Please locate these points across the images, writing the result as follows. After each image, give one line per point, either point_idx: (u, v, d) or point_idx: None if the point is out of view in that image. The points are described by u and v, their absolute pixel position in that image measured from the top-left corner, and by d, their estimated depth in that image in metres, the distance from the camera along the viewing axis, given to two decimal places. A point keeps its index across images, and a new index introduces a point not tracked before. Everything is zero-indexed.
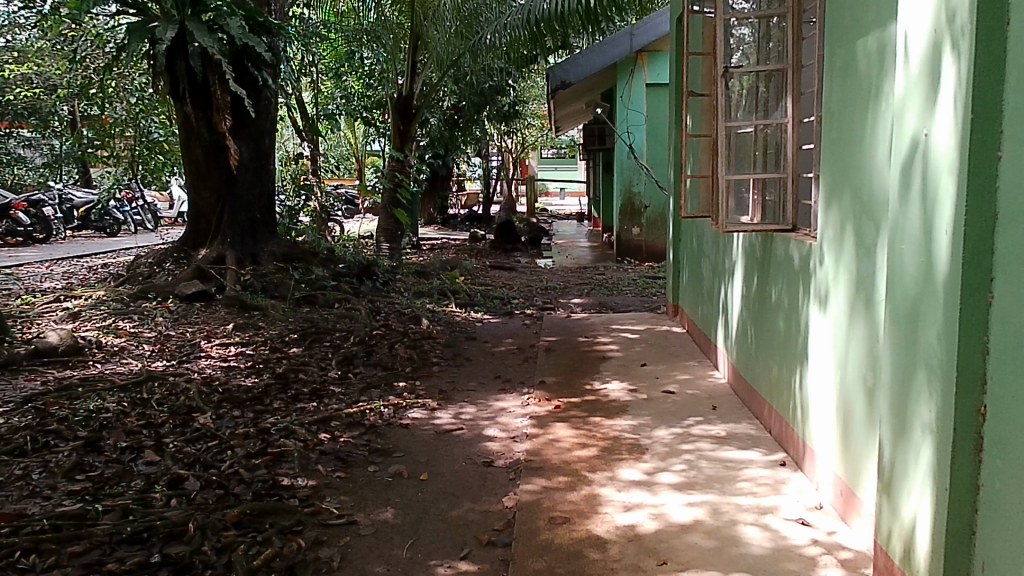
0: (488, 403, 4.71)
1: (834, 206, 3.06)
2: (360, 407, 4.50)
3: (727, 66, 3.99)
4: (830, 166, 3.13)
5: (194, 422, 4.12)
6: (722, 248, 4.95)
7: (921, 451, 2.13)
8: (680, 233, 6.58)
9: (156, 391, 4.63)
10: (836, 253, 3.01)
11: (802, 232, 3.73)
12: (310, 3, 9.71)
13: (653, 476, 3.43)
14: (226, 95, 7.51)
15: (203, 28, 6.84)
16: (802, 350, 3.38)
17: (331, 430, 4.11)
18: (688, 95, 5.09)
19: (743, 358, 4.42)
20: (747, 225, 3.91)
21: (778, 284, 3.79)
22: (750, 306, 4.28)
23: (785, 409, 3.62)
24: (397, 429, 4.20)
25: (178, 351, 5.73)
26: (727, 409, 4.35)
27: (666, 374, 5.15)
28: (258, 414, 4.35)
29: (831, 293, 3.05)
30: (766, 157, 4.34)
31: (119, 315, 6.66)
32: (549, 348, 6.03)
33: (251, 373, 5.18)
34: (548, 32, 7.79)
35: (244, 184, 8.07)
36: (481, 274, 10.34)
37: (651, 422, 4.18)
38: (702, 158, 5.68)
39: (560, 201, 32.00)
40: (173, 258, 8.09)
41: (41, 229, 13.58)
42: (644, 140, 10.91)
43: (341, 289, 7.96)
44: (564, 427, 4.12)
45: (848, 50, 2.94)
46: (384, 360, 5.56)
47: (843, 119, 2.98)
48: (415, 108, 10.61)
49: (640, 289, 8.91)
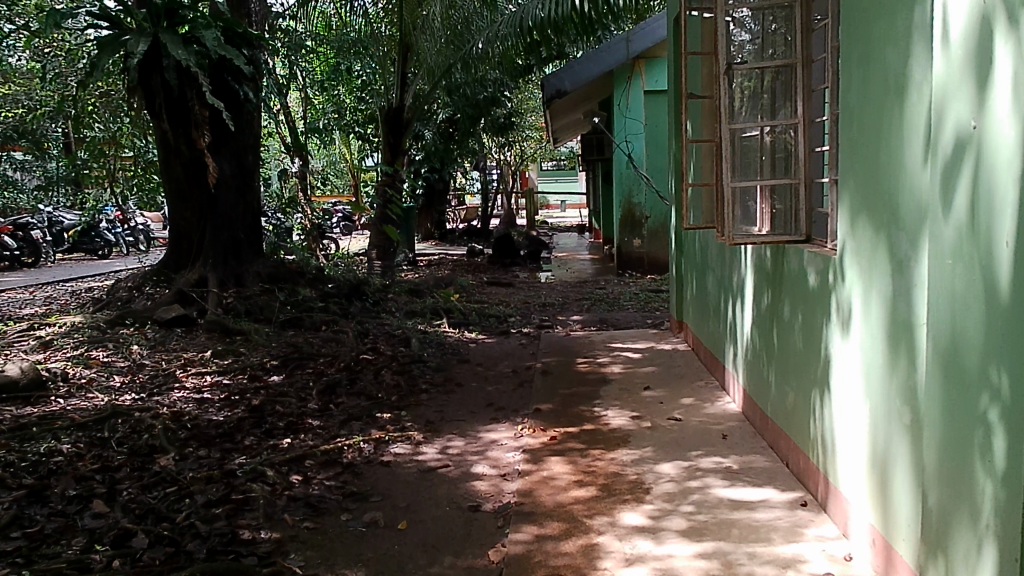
0: (477, 434, 4.34)
1: (857, 212, 2.71)
2: (337, 443, 4.12)
3: (729, 63, 3.63)
4: (849, 171, 2.79)
5: (154, 465, 3.76)
6: (729, 260, 4.59)
7: (982, 509, 1.76)
8: (683, 244, 6.22)
9: (118, 429, 4.27)
10: (862, 266, 2.66)
11: (817, 244, 3.38)
12: (297, 16, 9.43)
13: (657, 522, 3.05)
14: (204, 110, 7.19)
15: (177, 40, 6.50)
16: (823, 376, 3.02)
17: (304, 471, 3.74)
18: (687, 97, 4.74)
19: (755, 382, 4.05)
20: (756, 237, 3.54)
21: (792, 301, 3.44)
22: (761, 324, 3.92)
23: (804, 440, 3.27)
24: (377, 468, 3.83)
25: (150, 382, 5.37)
26: (737, 439, 3.98)
27: (671, 398, 4.77)
28: (227, 453, 3.98)
29: (856, 312, 2.70)
30: (774, 164, 3.99)
31: (92, 343, 6.31)
32: (546, 371, 5.67)
33: (225, 406, 4.81)
34: (541, 41, 7.60)
35: (225, 203, 7.71)
36: (478, 290, 10.02)
37: (654, 455, 3.81)
38: (705, 164, 5.33)
39: (561, 213, 31.68)
40: (153, 281, 7.75)
41: (30, 253, 13.30)
42: (644, 149, 10.56)
43: (329, 309, 7.62)
44: (560, 462, 3.75)
45: (869, 37, 2.60)
46: (368, 388, 5.19)
47: (865, 115, 2.63)
48: (406, 120, 10.22)
49: (642, 304, 8.56)
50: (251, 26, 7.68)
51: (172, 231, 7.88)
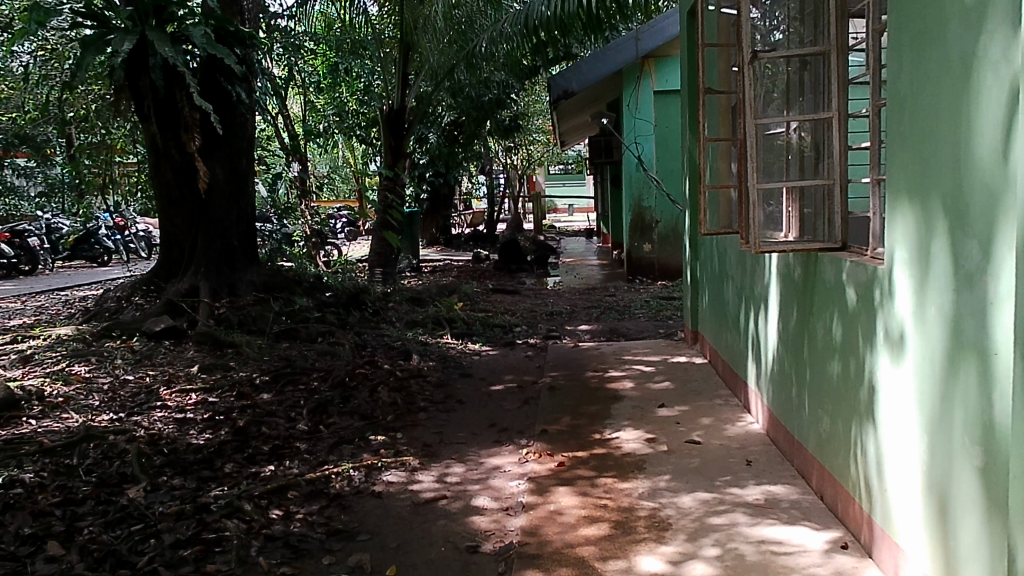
0: (479, 460, 3.97)
1: (908, 212, 2.36)
2: (325, 470, 3.78)
3: (755, 51, 3.26)
4: (898, 167, 2.43)
5: (121, 497, 3.42)
6: (751, 268, 4.23)
7: None
8: (699, 249, 5.86)
9: (90, 455, 3.94)
10: (915, 278, 2.31)
11: (854, 250, 3.02)
12: (295, 15, 9.11)
13: (679, 567, 2.70)
14: (194, 113, 6.85)
15: (164, 38, 6.19)
16: (869, 403, 2.68)
17: (286, 504, 3.40)
18: (703, 92, 4.38)
19: (782, 403, 3.69)
20: (785, 244, 3.19)
21: (826, 317, 3.08)
22: (789, 340, 3.57)
23: (844, 474, 2.91)
24: (366, 500, 3.48)
25: (131, 401, 5.04)
26: (764, 466, 3.61)
27: (689, 418, 4.40)
28: (203, 483, 3.63)
29: (909, 330, 2.34)
30: (803, 163, 3.63)
31: (74, 358, 6.00)
32: (553, 386, 5.30)
33: (208, 428, 4.47)
34: (549, 40, 7.25)
35: (217, 209, 7.37)
36: (482, 298, 9.68)
37: (673, 485, 3.45)
38: (722, 163, 4.97)
39: (569, 217, 31.29)
40: (142, 291, 7.44)
41: (27, 260, 13.03)
42: (654, 151, 10.20)
43: (326, 320, 7.28)
44: (568, 494, 3.39)
45: (924, 13, 2.24)
46: (363, 407, 4.84)
47: (919, 102, 2.28)
48: (407, 123, 9.94)
49: (653, 312, 8.19)
50: (244, 25, 7.35)
51: (162, 238, 7.55)
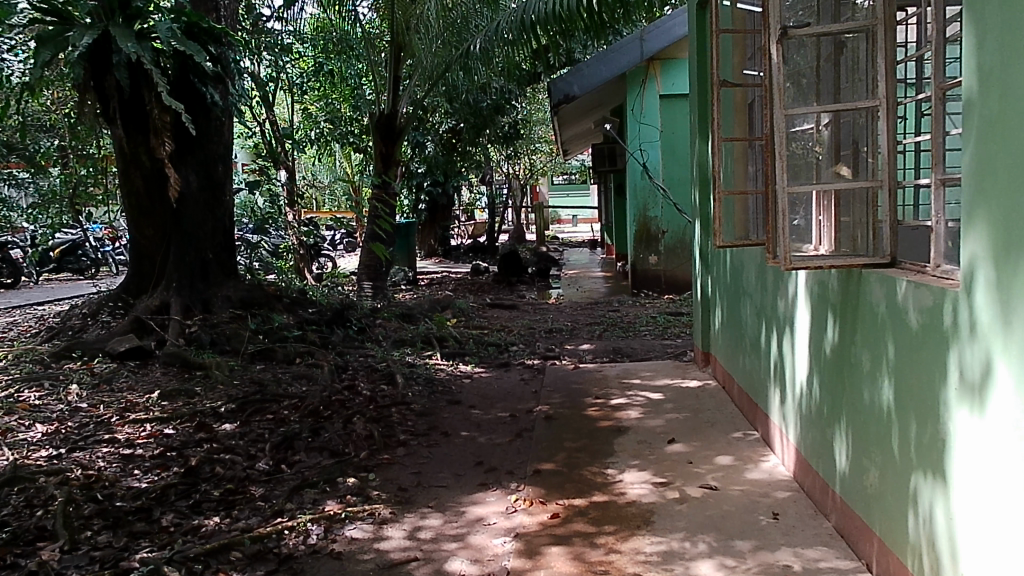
0: (460, 509, 3.42)
1: (997, 219, 1.81)
2: (278, 524, 3.23)
3: (786, 30, 2.69)
4: (982, 166, 1.89)
5: (30, 561, 2.90)
6: (774, 283, 3.68)
7: None
8: (710, 262, 5.32)
9: (10, 502, 3.41)
10: (1006, 308, 1.77)
11: (907, 266, 2.48)
12: (280, 16, 8.60)
13: None
14: (164, 115, 6.27)
15: (128, 33, 5.64)
16: (933, 453, 2.14)
17: (224, 570, 2.86)
18: (718, 84, 3.82)
19: (814, 441, 3.15)
20: (821, 259, 2.62)
21: (873, 346, 2.55)
22: (824, 371, 3.02)
23: (897, 537, 2.38)
24: (322, 562, 2.93)
25: (77, 433, 4.51)
26: (794, 522, 3.05)
27: (704, 457, 3.84)
28: (133, 539, 3.10)
29: (998, 372, 1.80)
30: (839, 162, 3.06)
31: (25, 382, 5.47)
32: (550, 416, 4.75)
33: (155, 467, 3.92)
34: (546, 39, 6.71)
35: (191, 218, 6.86)
36: (478, 314, 9.16)
37: (686, 545, 2.90)
38: (738, 166, 4.42)
39: (573, 228, 30.89)
40: (110, 306, 6.90)
41: (8, 273, 12.81)
42: (660, 157, 9.69)
43: (306, 339, 6.74)
44: (561, 558, 2.84)
45: None
46: (334, 441, 4.29)
47: (1016, 82, 1.73)
48: (400, 129, 9.46)
49: (660, 330, 7.63)
50: (219, 23, 6.82)
51: (132, 251, 7.01)
